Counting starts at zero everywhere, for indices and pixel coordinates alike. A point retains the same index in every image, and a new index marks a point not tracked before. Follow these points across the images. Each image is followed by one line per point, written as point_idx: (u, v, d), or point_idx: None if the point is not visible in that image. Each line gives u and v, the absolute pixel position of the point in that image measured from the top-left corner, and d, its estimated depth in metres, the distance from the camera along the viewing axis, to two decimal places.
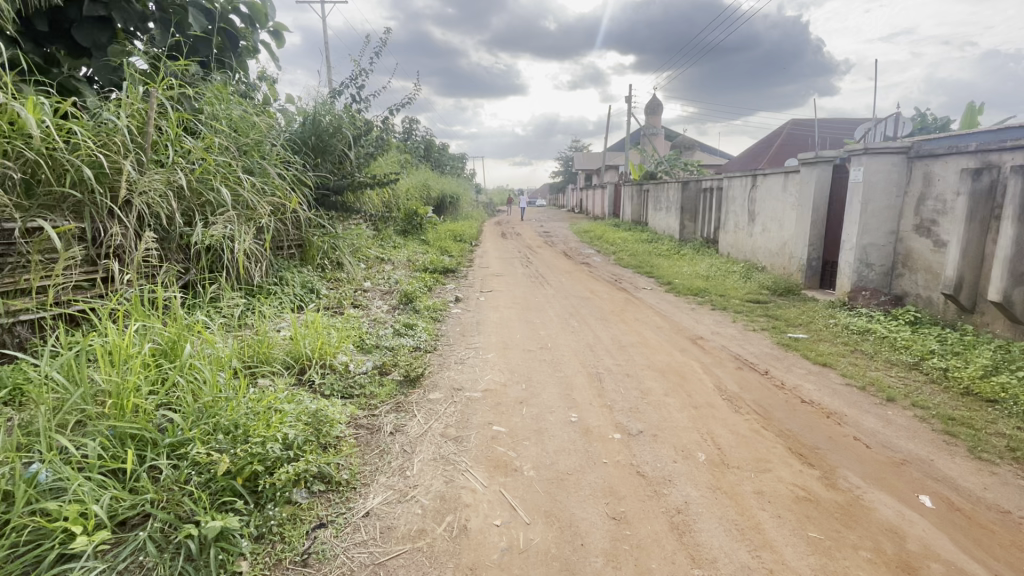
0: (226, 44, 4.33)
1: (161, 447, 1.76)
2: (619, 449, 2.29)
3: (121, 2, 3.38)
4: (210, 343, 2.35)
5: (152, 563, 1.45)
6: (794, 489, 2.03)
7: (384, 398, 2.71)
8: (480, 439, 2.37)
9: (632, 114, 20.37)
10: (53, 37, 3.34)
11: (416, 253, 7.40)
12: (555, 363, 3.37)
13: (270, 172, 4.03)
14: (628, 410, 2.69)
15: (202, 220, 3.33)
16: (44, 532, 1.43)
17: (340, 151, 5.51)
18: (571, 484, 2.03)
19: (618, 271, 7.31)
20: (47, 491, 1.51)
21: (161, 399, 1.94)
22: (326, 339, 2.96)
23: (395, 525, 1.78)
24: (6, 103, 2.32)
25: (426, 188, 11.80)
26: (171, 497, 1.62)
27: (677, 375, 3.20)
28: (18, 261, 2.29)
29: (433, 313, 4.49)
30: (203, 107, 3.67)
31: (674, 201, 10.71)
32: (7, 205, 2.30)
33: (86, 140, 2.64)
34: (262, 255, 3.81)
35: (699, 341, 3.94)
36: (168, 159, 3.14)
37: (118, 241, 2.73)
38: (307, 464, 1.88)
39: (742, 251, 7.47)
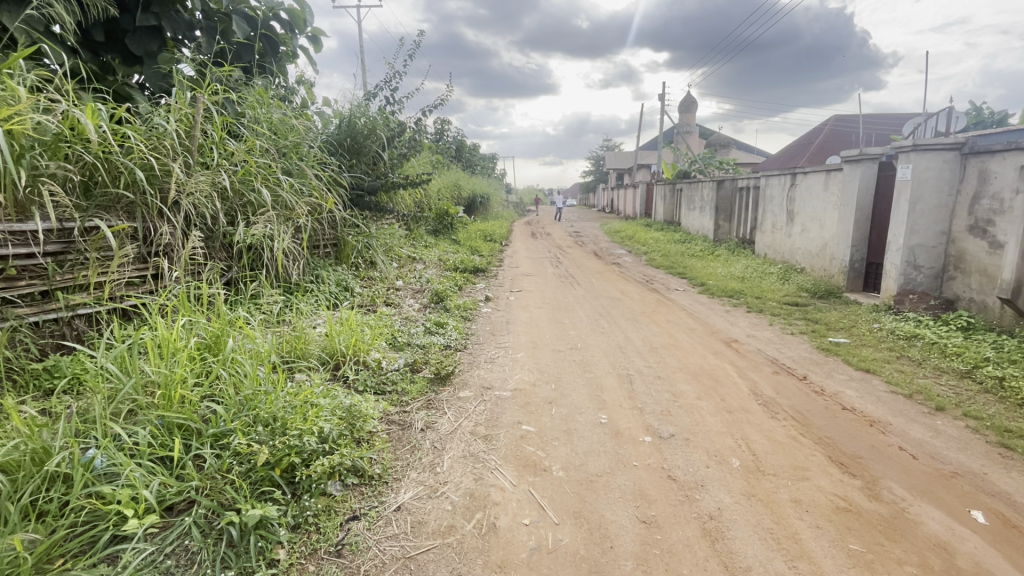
0: (267, 50, 4.48)
1: (205, 437, 1.84)
2: (650, 453, 2.26)
3: (171, 12, 3.55)
4: (250, 339, 2.45)
5: (197, 547, 1.52)
6: (834, 499, 1.95)
7: (415, 395, 2.75)
8: (509, 439, 2.37)
9: (663, 112, 19.97)
10: (109, 46, 3.53)
11: (448, 253, 7.47)
12: (585, 364, 3.36)
13: (307, 173, 4.15)
14: (659, 413, 2.65)
15: (245, 221, 3.46)
16: (99, 514, 1.52)
17: (375, 152, 5.63)
18: (601, 486, 2.01)
19: (649, 271, 7.21)
20: (102, 475, 1.61)
21: (206, 391, 2.03)
22: (360, 336, 3.02)
23: (426, 520, 1.81)
24: (66, 110, 2.47)
25: (457, 188, 11.93)
26: (214, 485, 1.70)
27: (711, 378, 3.14)
28: (77, 258, 2.44)
29: (463, 312, 4.53)
30: (246, 110, 3.82)
31: (708, 200, 10.47)
32: (68, 206, 2.45)
33: (139, 145, 2.78)
34: (300, 254, 3.93)
35: (734, 343, 3.84)
36: (212, 161, 3.28)
37: (167, 241, 2.86)
38: (341, 458, 1.93)
39: (781, 252, 7.22)
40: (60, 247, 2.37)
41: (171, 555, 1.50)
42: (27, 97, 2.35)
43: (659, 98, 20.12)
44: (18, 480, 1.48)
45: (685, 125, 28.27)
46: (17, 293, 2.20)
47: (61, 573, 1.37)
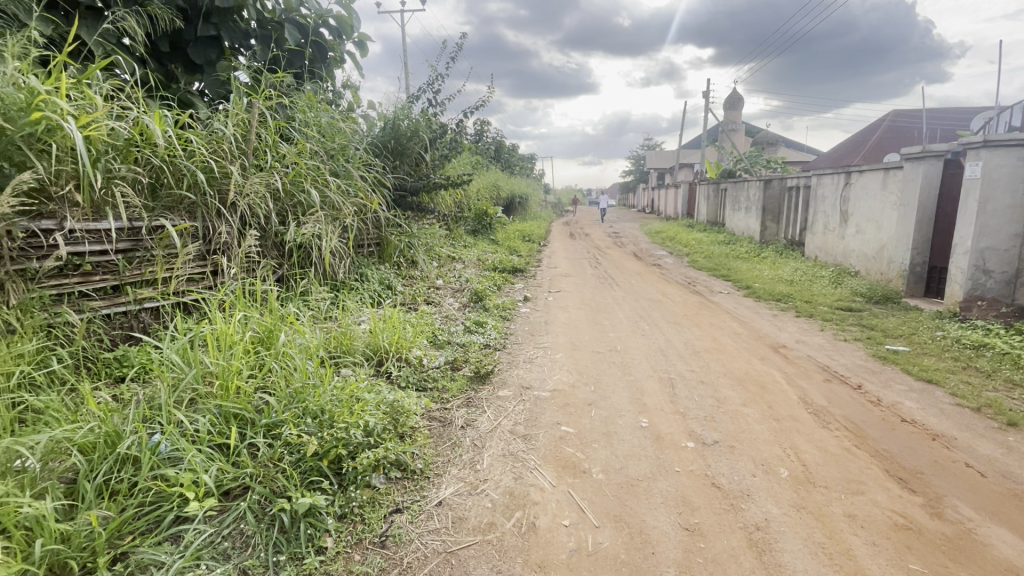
0: (316, 57, 4.65)
1: (258, 426, 1.93)
2: (693, 459, 2.21)
3: (229, 22, 3.76)
4: (300, 334, 2.55)
5: (251, 531, 1.60)
6: (892, 516, 1.85)
7: (455, 392, 2.79)
8: (549, 439, 2.37)
9: (708, 109, 19.41)
10: (173, 56, 3.75)
11: (486, 253, 7.53)
12: (625, 366, 3.31)
13: (353, 174, 4.28)
14: (702, 418, 2.58)
15: (295, 221, 3.60)
16: (163, 495, 1.62)
17: (417, 153, 5.74)
18: (642, 491, 1.98)
19: (692, 273, 7.03)
20: (166, 459, 1.71)
21: (259, 383, 2.13)
22: (402, 333, 3.09)
23: (466, 516, 1.83)
24: (137, 116, 2.64)
25: (496, 188, 12.01)
26: (267, 473, 1.78)
27: (757, 385, 3.03)
28: (144, 255, 2.61)
29: (502, 312, 4.55)
30: (296, 114, 3.97)
31: (754, 201, 10.12)
32: (138, 206, 2.61)
33: (200, 149, 2.95)
34: (345, 253, 4.05)
35: (782, 349, 3.70)
36: (266, 163, 3.43)
37: (224, 240, 3.02)
38: (385, 451, 1.98)
39: (833, 254, 6.90)
40: (130, 244, 2.54)
41: (228, 537, 1.58)
42: (103, 104, 2.53)
43: (703, 96, 19.62)
44: (95, 460, 1.60)
45: (730, 123, 27.48)
46: (92, 286, 2.36)
47: (131, 549, 1.46)
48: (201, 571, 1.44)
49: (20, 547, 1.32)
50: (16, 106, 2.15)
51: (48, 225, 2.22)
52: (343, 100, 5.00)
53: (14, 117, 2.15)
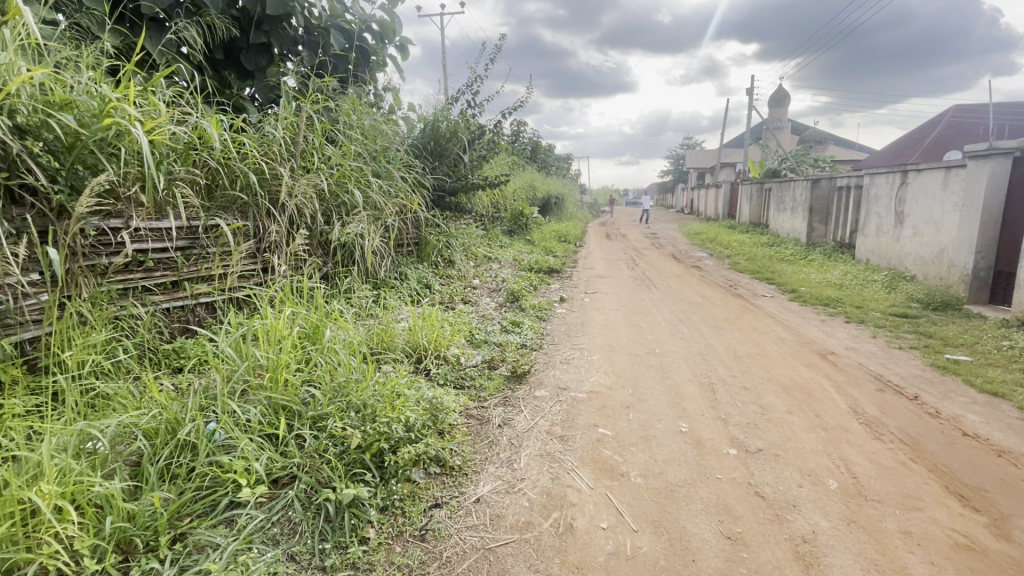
0: (360, 61, 4.79)
1: (305, 418, 2.00)
2: (735, 466, 2.15)
3: (279, 29, 3.93)
4: (344, 330, 2.63)
5: (299, 518, 1.66)
6: (952, 535, 1.75)
7: (493, 391, 2.81)
8: (586, 440, 2.36)
9: (752, 105, 18.80)
10: (227, 63, 3.93)
11: (522, 253, 7.56)
12: (664, 370, 3.25)
13: (394, 175, 4.39)
14: (745, 425, 2.51)
15: (340, 220, 3.71)
16: (219, 481, 1.70)
17: (456, 155, 5.83)
18: (682, 497, 1.95)
19: (733, 276, 6.83)
20: (221, 447, 1.80)
21: (306, 376, 2.21)
22: (440, 331, 3.15)
23: (504, 514, 1.85)
24: (196, 121, 2.79)
25: (532, 188, 12.06)
26: (313, 463, 1.85)
27: (803, 392, 2.92)
28: (201, 253, 2.76)
29: (538, 312, 4.56)
30: (341, 117, 4.10)
31: (800, 201, 9.75)
32: (196, 206, 2.76)
33: (253, 151, 3.09)
34: (386, 252, 4.16)
35: (830, 356, 3.55)
36: (313, 165, 3.56)
37: (274, 239, 3.15)
38: (425, 447, 2.01)
39: (887, 257, 6.56)
40: (188, 242, 2.69)
41: (278, 523, 1.65)
42: (166, 110, 2.68)
43: (747, 93, 19.04)
44: (157, 444, 1.70)
45: (775, 120, 26.55)
46: (154, 282, 2.52)
47: (189, 530, 1.54)
48: (254, 554, 1.51)
49: (92, 524, 1.42)
50: (90, 113, 2.30)
51: (116, 224, 2.36)
52: (385, 103, 5.13)
53: (88, 122, 2.30)
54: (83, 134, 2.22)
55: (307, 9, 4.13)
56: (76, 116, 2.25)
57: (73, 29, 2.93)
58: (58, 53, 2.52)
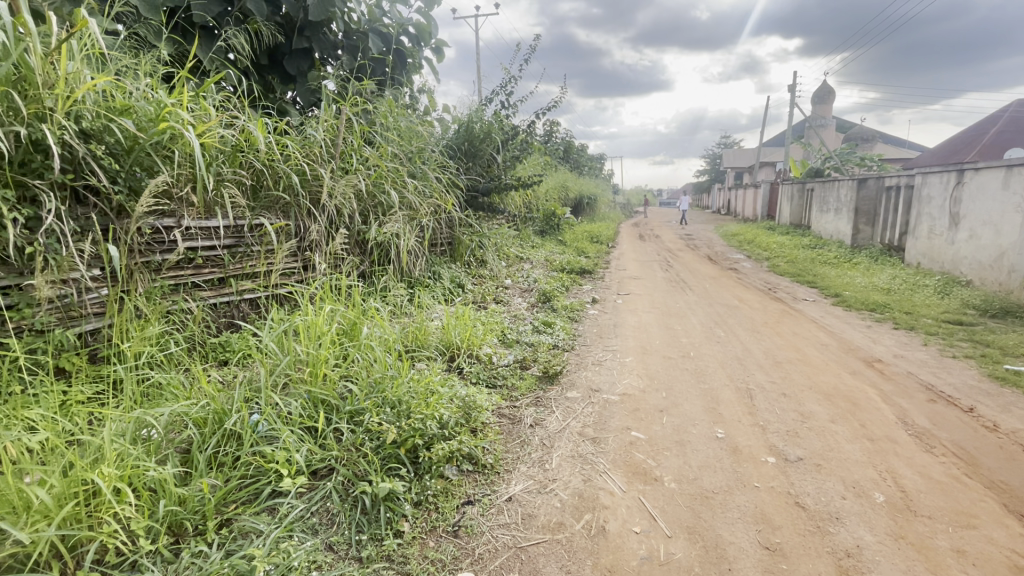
0: (397, 63, 4.88)
1: (343, 412, 2.06)
2: (774, 475, 2.08)
3: (320, 34, 4.05)
4: (381, 327, 2.70)
5: (336, 509, 1.72)
6: (1011, 556, 1.65)
7: (525, 391, 2.82)
8: (618, 443, 2.34)
9: (794, 102, 18.13)
10: (271, 68, 4.08)
11: (554, 253, 7.55)
12: (699, 373, 3.19)
13: (429, 176, 4.46)
14: (784, 433, 2.43)
15: (376, 220, 3.80)
16: (262, 470, 1.77)
17: (489, 155, 5.87)
18: (717, 504, 1.90)
19: (772, 278, 6.63)
20: (264, 438, 1.87)
21: (344, 372, 2.27)
22: (473, 330, 3.18)
23: (536, 514, 1.85)
24: (242, 124, 2.91)
25: (564, 188, 12.04)
26: (350, 457, 1.89)
27: (847, 400, 2.80)
28: (246, 251, 2.88)
29: (570, 313, 4.54)
30: (378, 119, 4.20)
31: (845, 201, 9.36)
32: (242, 206, 2.88)
33: (295, 153, 3.19)
34: (421, 251, 4.23)
35: (877, 363, 3.40)
36: (352, 167, 3.65)
37: (314, 238, 3.25)
38: (459, 444, 2.04)
39: (941, 261, 6.23)
40: (234, 241, 2.81)
41: (317, 513, 1.70)
42: (216, 114, 2.80)
43: (788, 91, 18.44)
44: (205, 433, 1.78)
45: (820, 118, 25.58)
46: (203, 278, 2.64)
47: (234, 516, 1.61)
48: (294, 542, 1.56)
49: (148, 506, 1.50)
50: (147, 117, 2.42)
51: (170, 223, 2.49)
52: (420, 105, 5.22)
53: (146, 127, 2.43)
54: (141, 138, 2.35)
55: (347, 14, 4.24)
56: (134, 121, 2.38)
57: (132, 38, 3.11)
58: (119, 62, 2.67)
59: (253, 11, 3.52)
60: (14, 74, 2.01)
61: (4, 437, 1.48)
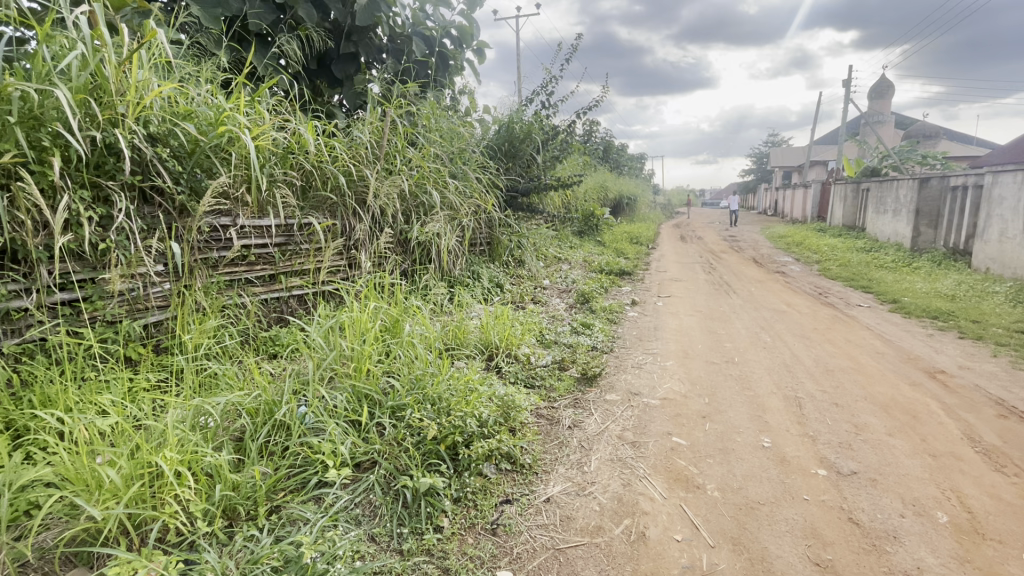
0: (440, 66, 4.96)
1: (385, 407, 2.11)
2: (825, 488, 1.99)
3: (367, 39, 4.16)
4: (422, 326, 2.75)
5: (379, 502, 1.76)
6: None
7: (563, 392, 2.81)
8: (659, 448, 2.30)
9: (849, 98, 17.22)
10: (320, 73, 4.23)
11: (593, 254, 7.48)
12: (744, 380, 3.09)
13: (470, 176, 4.51)
14: (836, 444, 2.32)
15: (418, 220, 3.86)
16: (309, 460, 1.84)
17: (529, 155, 5.88)
18: (764, 515, 1.83)
19: (823, 283, 6.33)
20: (311, 429, 1.94)
21: (386, 368, 2.32)
22: (512, 330, 3.19)
23: (574, 516, 1.84)
24: (294, 128, 3.02)
25: (604, 188, 11.93)
26: (392, 451, 1.93)
27: (906, 413, 2.65)
28: (296, 249, 2.99)
29: (609, 314, 4.49)
30: (420, 121, 4.28)
31: (904, 202, 8.84)
32: (293, 206, 2.99)
33: (343, 155, 3.29)
34: (461, 251, 4.27)
35: (939, 375, 3.19)
36: (396, 167, 3.74)
37: (359, 237, 3.34)
38: (498, 443, 2.05)
39: (1013, 266, 5.79)
40: (284, 239, 2.93)
41: (360, 504, 1.75)
42: (269, 118, 2.92)
43: (842, 85, 17.57)
44: (257, 423, 1.86)
45: (877, 114, 24.27)
46: (255, 274, 2.77)
47: (283, 503, 1.67)
48: (339, 531, 1.60)
49: (205, 490, 1.58)
50: (207, 122, 2.56)
51: (226, 222, 2.62)
52: (462, 106, 5.28)
53: (206, 131, 2.57)
54: (202, 141, 2.48)
55: (392, 18, 4.34)
56: (196, 125, 2.52)
57: (194, 47, 3.29)
58: (182, 70, 2.83)
59: (304, 18, 3.67)
60: (91, 83, 2.16)
61: (80, 420, 1.60)
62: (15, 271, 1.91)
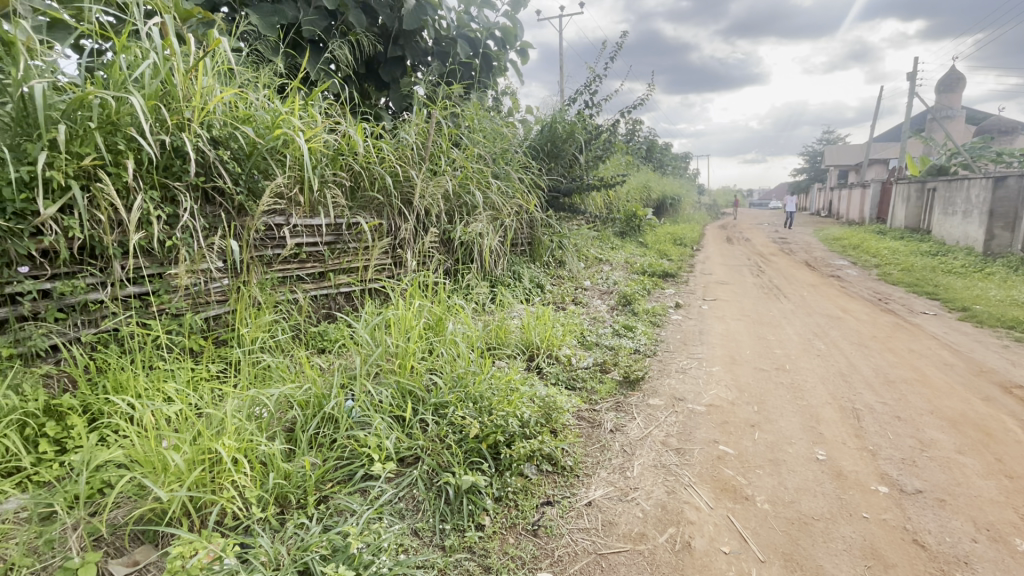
0: (484, 67, 5.01)
1: (428, 404, 2.14)
2: (887, 506, 1.87)
3: (413, 42, 4.24)
4: (465, 324, 2.78)
5: (422, 497, 1.79)
6: None
7: (605, 395, 2.77)
8: (705, 456, 2.23)
9: (914, 93, 16.16)
10: (368, 77, 4.34)
11: (635, 255, 7.34)
12: (796, 388, 2.95)
13: (512, 176, 4.52)
14: (899, 460, 2.18)
15: (462, 220, 3.91)
16: (356, 453, 1.88)
17: (572, 155, 5.84)
18: (819, 532, 1.74)
19: (883, 288, 5.98)
20: (358, 423, 1.99)
21: (430, 365, 2.36)
22: (553, 331, 3.18)
23: (616, 522, 1.81)
24: (344, 130, 3.12)
25: (646, 188, 11.71)
26: (435, 447, 1.96)
27: (978, 430, 2.46)
28: (344, 248, 3.09)
29: (652, 317, 4.40)
30: (464, 122, 4.33)
31: (976, 202, 8.23)
32: (342, 206, 3.08)
33: (390, 155, 3.36)
34: (503, 251, 4.29)
35: (1018, 390, 2.94)
36: (440, 168, 3.79)
37: (404, 236, 3.41)
38: (540, 444, 2.05)
39: None
40: (333, 238, 3.03)
41: (404, 498, 1.78)
42: (321, 120, 3.03)
43: (906, 79, 16.53)
44: (308, 415, 1.93)
45: (946, 109, 22.69)
46: (306, 272, 2.88)
47: (330, 494, 1.72)
48: (384, 523, 1.63)
49: (260, 477, 1.65)
50: (265, 125, 2.68)
51: (280, 221, 2.73)
52: (504, 107, 5.31)
53: (263, 134, 2.69)
54: (260, 143, 2.60)
55: (437, 21, 4.41)
56: (254, 129, 2.64)
57: (253, 54, 3.45)
58: (242, 76, 2.97)
59: (354, 23, 3.78)
60: (162, 90, 2.30)
61: (149, 406, 1.71)
62: (93, 266, 2.07)
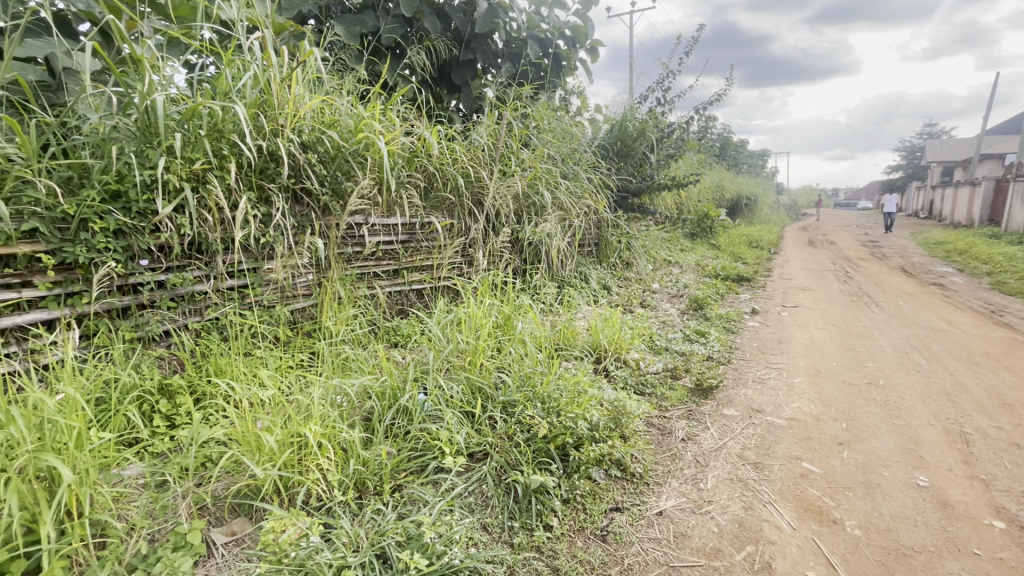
0: (553, 67, 5.00)
1: (497, 401, 2.17)
2: (1003, 544, 1.67)
3: (484, 45, 4.32)
4: (534, 325, 2.80)
5: (491, 493, 1.82)
6: None
7: (676, 402, 2.68)
8: (786, 473, 2.09)
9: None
10: (441, 80, 4.47)
11: (706, 258, 7.05)
12: (891, 405, 2.70)
13: (581, 176, 4.49)
14: (1019, 493, 1.94)
15: (530, 220, 3.93)
16: (428, 446, 1.94)
17: (642, 154, 5.70)
18: (921, 565, 1.58)
19: (997, 298, 5.34)
20: (430, 416, 2.06)
21: (498, 363, 2.39)
22: (621, 334, 3.11)
23: (689, 534, 1.75)
24: (419, 132, 3.23)
25: (720, 188, 11.20)
26: (503, 445, 1.98)
27: None
28: (417, 246, 3.21)
29: (726, 323, 4.20)
30: (533, 121, 4.35)
31: None
32: (417, 206, 3.20)
33: (462, 157, 3.44)
34: (571, 252, 4.27)
35: None
36: (511, 169, 3.84)
37: (475, 236, 3.49)
38: (609, 449, 2.02)
39: None
40: (407, 237, 3.15)
41: (473, 491, 1.82)
42: (399, 124, 3.16)
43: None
44: (384, 406, 2.02)
45: None
46: (382, 269, 3.02)
47: (404, 483, 1.79)
48: (455, 515, 1.67)
49: (341, 463, 1.75)
50: (348, 129, 2.84)
51: (360, 220, 2.88)
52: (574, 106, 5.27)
53: (347, 138, 2.84)
54: (344, 146, 2.75)
55: (508, 23, 4.46)
56: (339, 133, 2.80)
57: (337, 63, 3.65)
58: (329, 84, 3.16)
59: (430, 30, 3.91)
60: (260, 99, 2.50)
61: (245, 390, 1.86)
62: (200, 260, 2.28)
